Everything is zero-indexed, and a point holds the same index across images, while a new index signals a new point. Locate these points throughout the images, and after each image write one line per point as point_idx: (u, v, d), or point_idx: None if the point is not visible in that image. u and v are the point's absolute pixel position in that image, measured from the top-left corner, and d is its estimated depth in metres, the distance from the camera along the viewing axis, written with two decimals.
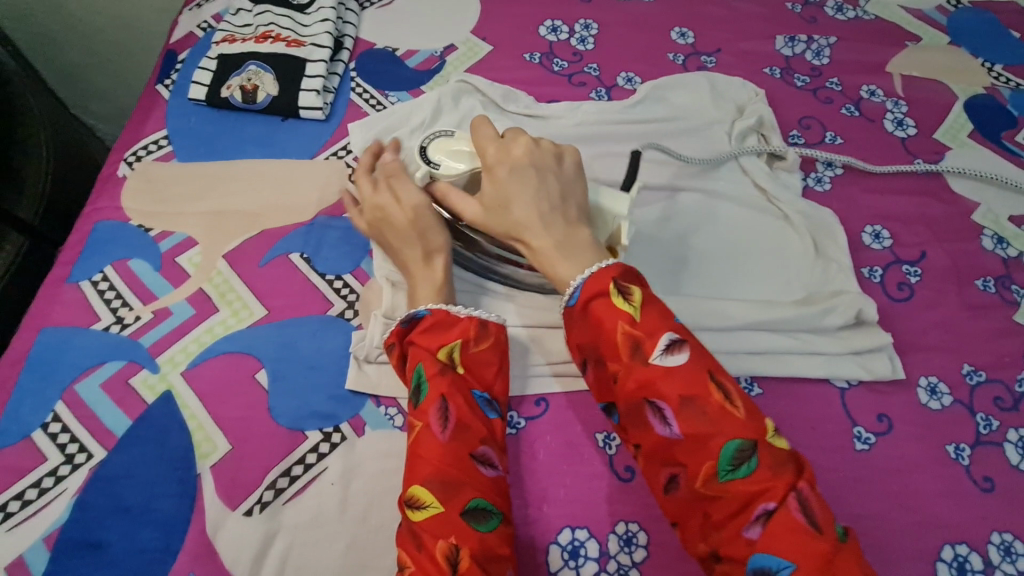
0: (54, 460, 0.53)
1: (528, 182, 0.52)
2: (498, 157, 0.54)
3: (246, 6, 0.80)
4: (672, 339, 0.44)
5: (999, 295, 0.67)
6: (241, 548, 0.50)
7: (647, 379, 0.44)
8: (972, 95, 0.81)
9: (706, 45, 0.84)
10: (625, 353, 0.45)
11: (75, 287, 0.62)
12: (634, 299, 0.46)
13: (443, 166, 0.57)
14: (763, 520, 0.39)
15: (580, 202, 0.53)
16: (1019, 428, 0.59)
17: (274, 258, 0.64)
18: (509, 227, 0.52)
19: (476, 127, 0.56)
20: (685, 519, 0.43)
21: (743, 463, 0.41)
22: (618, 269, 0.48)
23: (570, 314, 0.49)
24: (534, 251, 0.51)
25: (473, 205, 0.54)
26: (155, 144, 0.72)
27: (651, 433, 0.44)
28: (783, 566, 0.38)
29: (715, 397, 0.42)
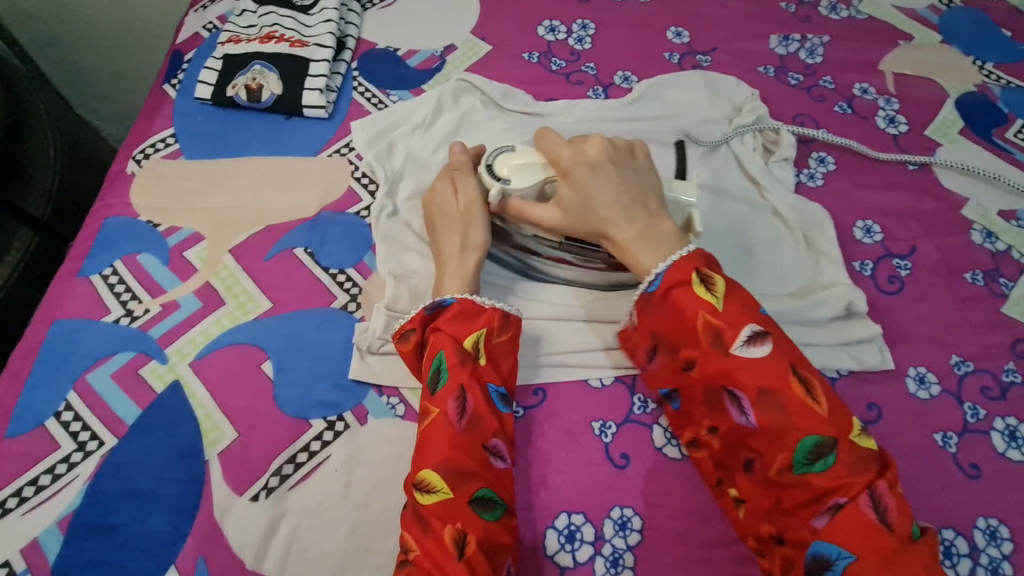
0: (67, 447, 0.55)
1: (608, 180, 0.56)
2: (573, 160, 0.57)
3: (250, 7, 0.82)
4: (754, 331, 0.48)
5: (987, 288, 0.68)
6: (248, 532, 0.52)
7: (725, 370, 0.49)
8: (963, 92, 0.83)
9: (701, 44, 0.85)
10: (707, 342, 0.50)
11: (86, 281, 0.64)
12: (717, 291, 0.50)
13: (515, 181, 0.58)
14: (832, 512, 0.44)
15: (656, 193, 0.57)
16: (1006, 417, 0.61)
17: (279, 252, 0.66)
18: (594, 225, 0.56)
19: (542, 137, 0.59)
20: (757, 499, 0.49)
21: (820, 459, 0.45)
22: (699, 260, 0.52)
23: (649, 299, 0.54)
24: (619, 246, 0.55)
25: (552, 211, 0.57)
26: (162, 142, 0.74)
27: (729, 418, 0.49)
28: (843, 555, 0.43)
29: (793, 391, 0.46)
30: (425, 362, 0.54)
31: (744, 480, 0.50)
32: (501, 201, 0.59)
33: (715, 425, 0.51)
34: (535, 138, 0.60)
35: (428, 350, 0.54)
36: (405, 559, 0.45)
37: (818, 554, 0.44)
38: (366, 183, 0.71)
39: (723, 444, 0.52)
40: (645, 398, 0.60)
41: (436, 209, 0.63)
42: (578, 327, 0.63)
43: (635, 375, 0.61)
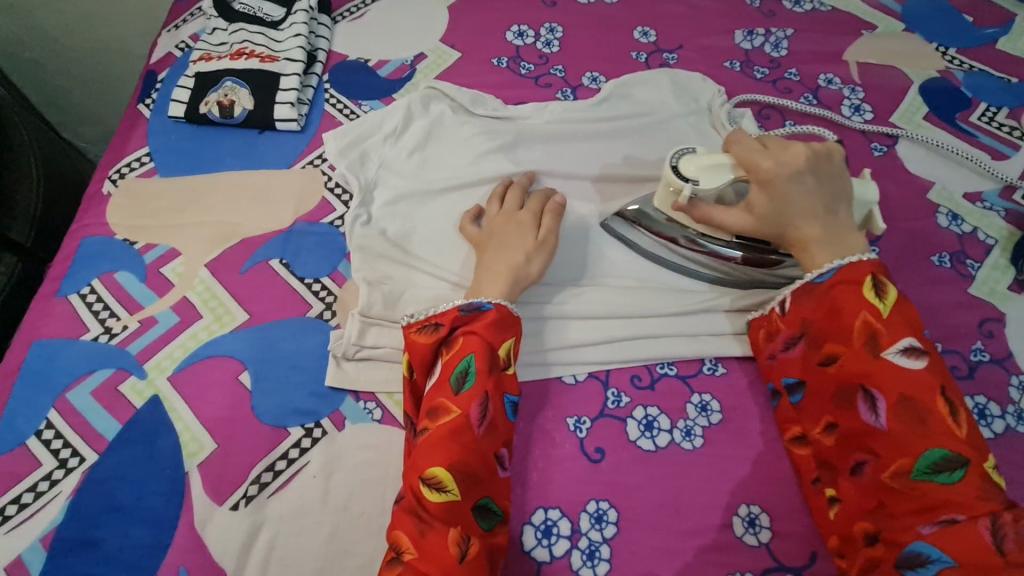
0: (48, 465, 0.56)
1: (807, 190, 0.55)
2: (775, 170, 0.55)
3: (221, 25, 0.83)
4: (911, 345, 0.50)
5: (954, 270, 0.69)
6: (229, 540, 0.53)
7: (867, 370, 0.51)
8: (927, 78, 0.84)
9: (667, 43, 0.87)
10: (861, 341, 0.52)
11: (65, 301, 0.65)
12: (887, 299, 0.52)
13: (703, 181, 0.56)
14: (943, 524, 0.45)
15: (846, 198, 0.56)
16: (975, 395, 0.61)
17: (255, 264, 0.67)
18: (781, 231, 0.56)
19: (735, 142, 0.57)
20: (858, 498, 0.50)
21: (945, 472, 0.46)
22: (874, 267, 0.53)
23: (811, 288, 0.56)
24: (803, 248, 0.56)
25: (742, 217, 0.57)
26: (137, 161, 0.75)
27: (856, 416, 0.51)
28: (942, 559, 0.44)
29: (937, 407, 0.48)
30: (448, 358, 0.54)
31: (847, 481, 0.52)
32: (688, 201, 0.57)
33: (835, 420, 0.53)
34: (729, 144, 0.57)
35: (454, 349, 0.54)
36: (397, 557, 0.47)
37: (914, 553, 0.45)
38: (339, 193, 0.72)
39: (835, 441, 0.53)
40: (618, 392, 0.61)
41: (507, 228, 0.63)
42: (550, 325, 0.64)
43: (608, 370, 0.62)
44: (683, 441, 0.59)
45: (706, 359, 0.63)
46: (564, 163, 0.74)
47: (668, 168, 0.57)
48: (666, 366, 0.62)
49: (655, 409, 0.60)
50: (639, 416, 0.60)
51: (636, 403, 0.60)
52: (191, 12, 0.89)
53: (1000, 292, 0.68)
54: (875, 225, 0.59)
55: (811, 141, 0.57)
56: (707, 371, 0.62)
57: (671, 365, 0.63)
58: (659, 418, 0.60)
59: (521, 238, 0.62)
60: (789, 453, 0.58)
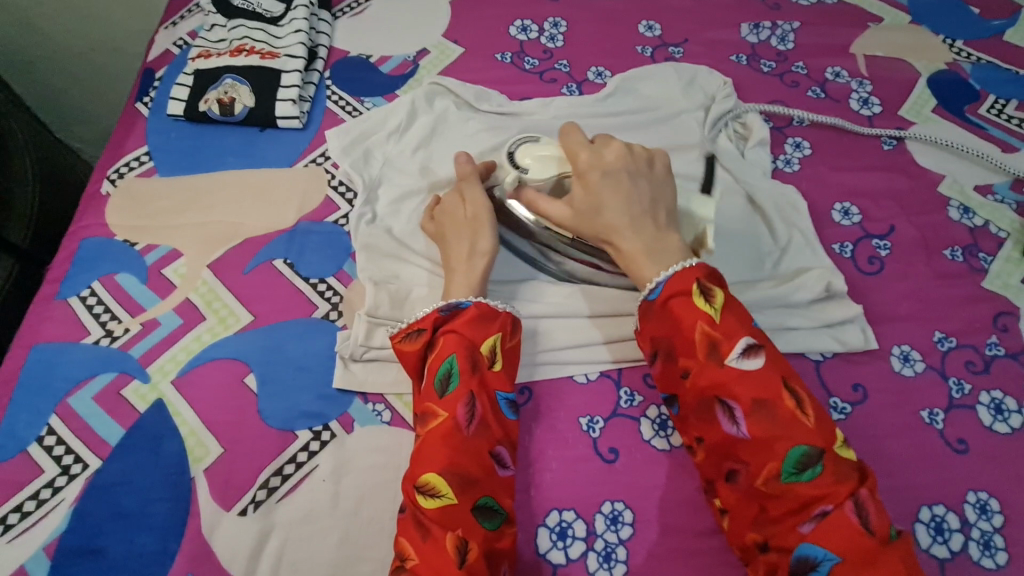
0: (50, 472, 0.55)
1: (620, 187, 0.55)
2: (591, 164, 0.56)
3: (219, 21, 0.82)
4: (748, 343, 0.48)
5: (967, 263, 0.69)
6: (237, 547, 0.52)
7: (719, 380, 0.48)
8: (935, 71, 0.83)
9: (673, 36, 0.86)
10: (703, 352, 0.48)
11: (64, 304, 0.64)
12: (716, 301, 0.49)
13: (532, 170, 0.59)
14: (818, 519, 0.43)
15: (664, 205, 0.56)
16: (991, 391, 0.61)
17: (258, 265, 0.66)
18: (600, 232, 0.55)
19: (565, 133, 0.59)
20: (740, 508, 0.48)
21: (809, 468, 0.44)
22: (702, 269, 0.51)
23: (648, 307, 0.52)
24: (618, 250, 0.54)
25: (563, 208, 0.56)
26: (136, 161, 0.73)
27: (718, 428, 0.48)
28: (828, 558, 0.42)
29: (785, 402, 0.46)
30: (432, 363, 0.53)
31: (725, 491, 0.49)
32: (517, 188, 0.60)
33: (699, 435, 0.50)
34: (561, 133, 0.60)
35: (436, 351, 0.53)
36: (401, 564, 0.45)
37: (801, 558, 0.43)
38: (343, 191, 0.71)
39: (707, 455, 0.50)
40: (631, 391, 0.60)
41: (447, 219, 0.62)
42: (558, 324, 0.63)
43: (619, 369, 0.61)
44: None
45: None
46: None
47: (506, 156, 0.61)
48: None
49: None
50: (652, 415, 0.59)
51: (649, 402, 0.60)
52: (189, 9, 0.88)
53: (1014, 285, 0.67)
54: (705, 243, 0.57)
55: (634, 146, 0.59)
56: None
57: None
58: None
59: (458, 222, 0.61)
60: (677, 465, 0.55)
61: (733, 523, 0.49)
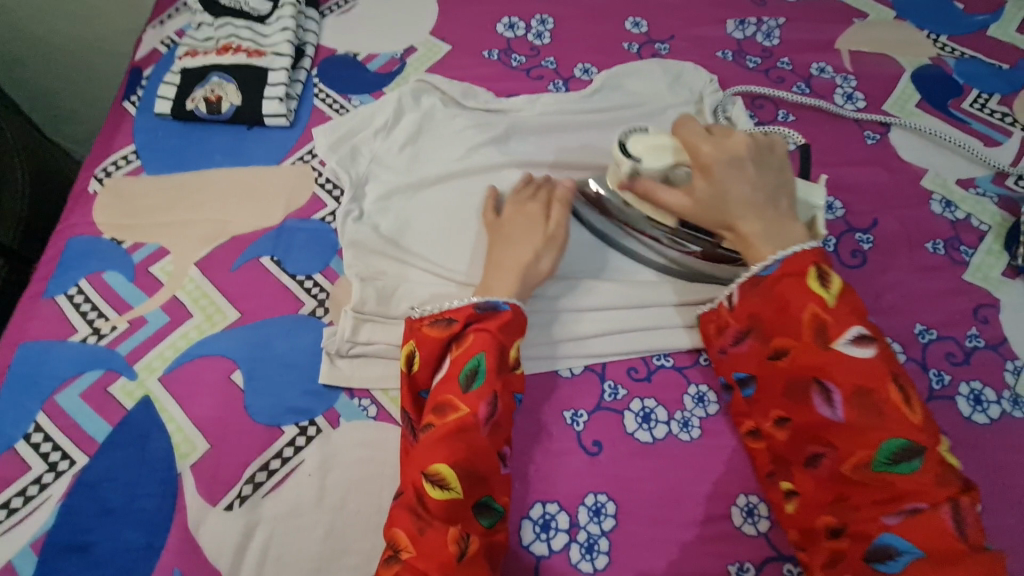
0: (38, 469, 0.55)
1: (746, 178, 0.54)
2: (715, 154, 0.55)
3: (206, 19, 0.82)
4: (860, 333, 0.49)
5: (948, 256, 0.69)
6: (223, 541, 0.52)
7: (820, 362, 0.49)
8: (919, 66, 0.84)
9: (659, 33, 0.86)
10: (810, 333, 0.50)
11: (52, 302, 0.64)
12: (832, 287, 0.51)
13: (646, 161, 0.57)
14: (906, 514, 0.45)
15: (788, 192, 0.55)
16: (970, 381, 0.62)
17: (245, 263, 0.66)
18: (722, 218, 0.55)
19: (681, 124, 0.57)
20: (821, 492, 0.50)
21: (904, 461, 0.46)
22: (818, 253, 0.52)
23: (756, 283, 0.54)
24: (743, 237, 0.54)
25: (682, 197, 0.56)
26: (124, 159, 0.74)
27: (811, 410, 0.49)
28: (910, 551, 0.44)
29: (890, 396, 0.47)
30: (458, 356, 0.54)
31: (805, 475, 0.51)
32: (631, 179, 0.58)
33: (789, 415, 0.51)
34: (674, 125, 0.58)
35: (465, 346, 0.54)
36: (395, 554, 0.46)
37: (880, 547, 0.45)
38: (330, 189, 0.71)
39: (790, 437, 0.52)
40: (615, 384, 0.61)
41: (513, 226, 0.62)
42: (545, 318, 0.63)
43: (604, 363, 0.62)
44: (681, 432, 0.58)
45: (702, 350, 0.62)
46: (560, 153, 0.73)
47: (615, 145, 0.59)
48: (662, 358, 0.62)
49: (652, 401, 0.60)
50: (636, 408, 0.59)
51: (633, 395, 0.60)
52: (176, 7, 0.88)
53: (994, 278, 0.68)
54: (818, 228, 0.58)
55: (754, 134, 0.57)
56: (704, 361, 0.62)
57: (668, 356, 0.62)
58: (657, 410, 0.59)
59: (531, 233, 0.61)
60: (745, 446, 0.57)
61: (806, 506, 0.51)
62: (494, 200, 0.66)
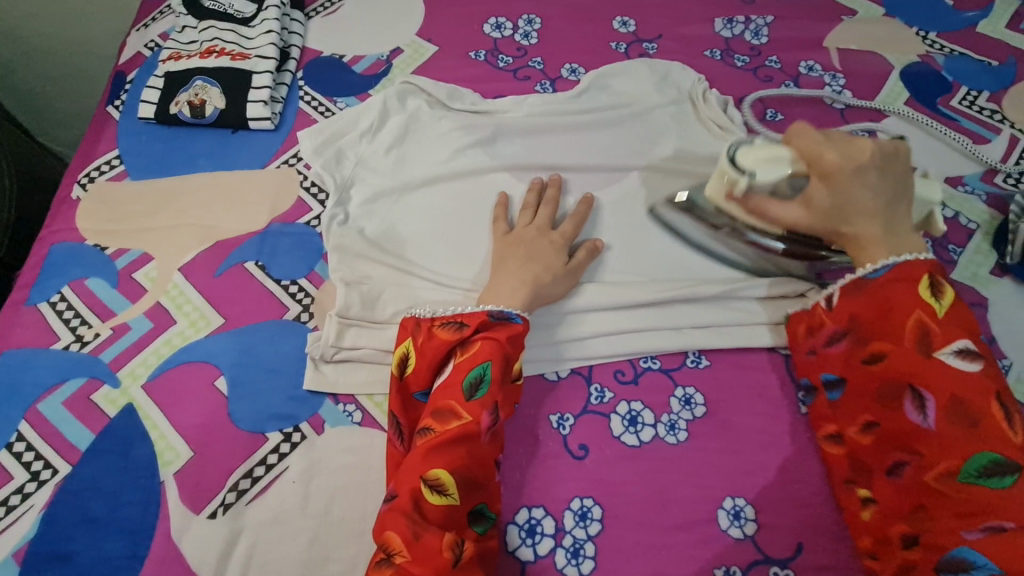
0: (20, 478, 0.55)
1: (869, 186, 0.52)
2: (840, 163, 0.52)
3: (190, 23, 0.81)
4: (967, 346, 0.47)
5: (936, 255, 0.69)
6: (206, 549, 0.52)
7: (916, 370, 0.48)
8: (908, 63, 0.83)
9: (647, 32, 0.86)
10: (912, 340, 0.49)
11: (34, 309, 0.64)
12: (945, 298, 0.49)
13: (761, 174, 0.53)
14: (988, 532, 0.43)
15: (908, 197, 0.53)
16: None
17: (229, 268, 0.66)
18: (837, 228, 0.53)
19: (797, 133, 0.54)
20: (898, 499, 0.48)
21: (995, 477, 0.43)
22: (932, 264, 0.51)
23: (860, 285, 0.53)
24: (858, 243, 0.53)
25: (798, 211, 0.53)
26: (107, 165, 0.73)
27: (901, 416, 0.49)
28: (988, 566, 0.42)
29: (990, 411, 0.45)
30: (462, 362, 0.53)
31: (882, 483, 0.50)
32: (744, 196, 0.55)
33: (877, 420, 0.51)
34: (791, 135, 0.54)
35: (471, 352, 0.53)
36: (388, 558, 0.45)
37: (955, 559, 0.43)
38: (315, 192, 0.71)
39: (874, 442, 0.51)
40: (601, 387, 0.60)
41: (527, 249, 0.62)
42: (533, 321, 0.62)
43: (590, 365, 0.61)
44: (667, 435, 0.58)
45: (689, 352, 0.62)
46: (548, 155, 0.73)
47: (727, 159, 0.55)
48: (649, 360, 0.62)
49: (638, 403, 0.59)
50: (622, 411, 0.59)
51: (620, 398, 0.60)
52: (161, 10, 0.87)
53: (982, 276, 0.68)
54: (934, 225, 0.57)
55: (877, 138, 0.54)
56: (691, 363, 0.61)
57: (654, 358, 0.62)
58: (643, 413, 0.59)
59: (545, 255, 0.61)
60: (821, 451, 0.56)
61: (879, 513, 0.50)
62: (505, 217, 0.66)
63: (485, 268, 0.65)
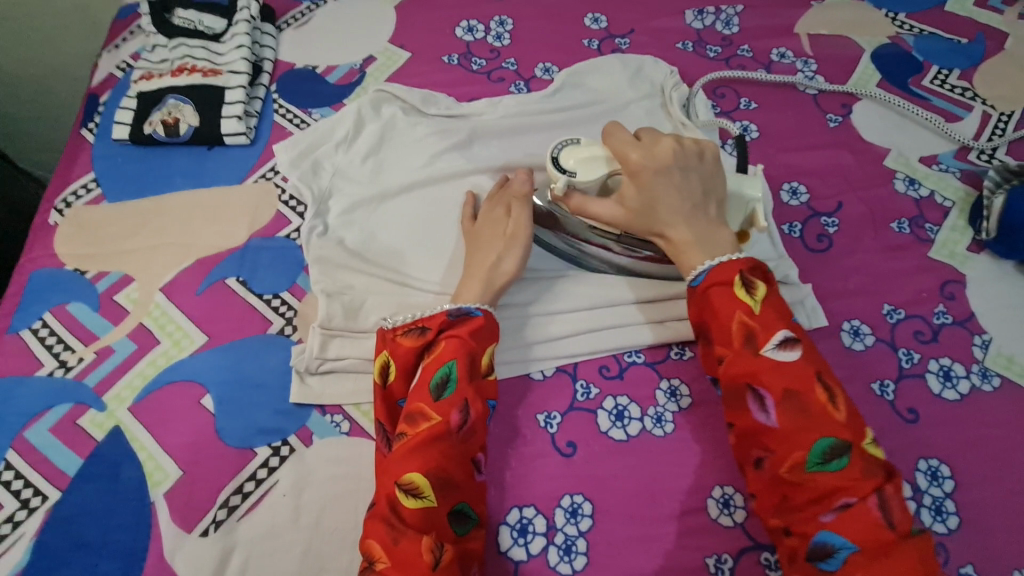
0: (10, 507, 0.54)
1: (675, 186, 0.55)
2: (643, 162, 0.55)
3: (160, 41, 0.81)
4: (785, 336, 0.49)
5: (913, 235, 0.70)
6: (199, 567, 0.52)
7: (752, 369, 0.49)
8: (878, 46, 0.84)
9: (619, 28, 0.86)
10: (739, 340, 0.50)
11: (17, 337, 0.63)
12: (758, 294, 0.51)
13: (580, 173, 0.57)
14: (839, 511, 0.44)
15: (717, 197, 0.56)
16: (939, 358, 0.62)
17: (211, 285, 0.66)
18: (653, 227, 0.55)
19: (609, 133, 0.57)
20: (762, 494, 0.48)
21: (833, 458, 0.45)
22: (745, 262, 0.52)
23: (691, 294, 0.54)
24: (675, 247, 0.55)
25: (615, 208, 0.56)
26: (84, 188, 0.73)
27: (746, 416, 0.49)
28: (846, 546, 0.43)
29: (817, 396, 0.47)
30: (429, 363, 0.53)
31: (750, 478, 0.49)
32: (567, 195, 0.57)
33: (730, 422, 0.50)
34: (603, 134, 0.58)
35: (436, 353, 0.54)
36: (372, 565, 0.45)
37: (820, 545, 0.44)
38: (294, 206, 0.71)
39: (735, 441, 0.50)
40: (587, 383, 0.61)
41: (485, 227, 0.63)
42: (516, 322, 0.63)
43: (575, 363, 0.62)
44: (654, 428, 0.58)
45: (672, 344, 0.62)
46: (524, 155, 0.73)
47: (550, 160, 0.58)
48: (633, 354, 0.62)
49: (625, 398, 0.60)
50: (609, 406, 0.59)
51: (606, 393, 0.60)
52: (132, 30, 0.87)
53: (959, 253, 0.69)
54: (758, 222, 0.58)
55: (682, 140, 0.57)
56: (675, 355, 0.62)
57: (639, 353, 0.62)
58: (630, 407, 0.59)
59: (496, 236, 0.62)
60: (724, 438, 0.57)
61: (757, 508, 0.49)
62: (470, 207, 0.66)
63: (455, 269, 0.65)
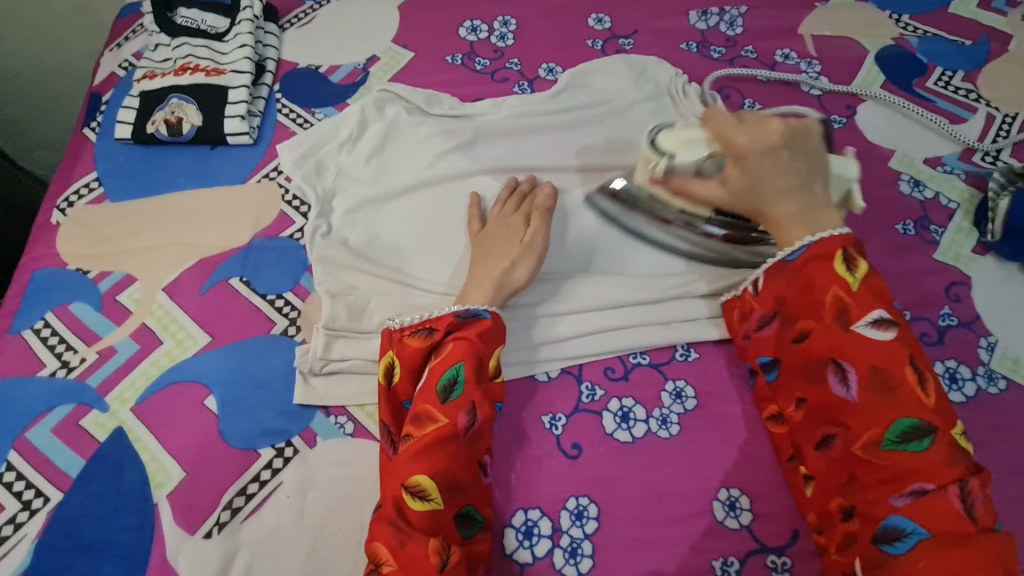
0: (12, 508, 0.54)
1: (781, 166, 0.52)
2: (751, 145, 0.52)
3: (163, 40, 0.81)
4: (881, 316, 0.48)
5: (918, 236, 0.70)
6: (203, 569, 0.52)
7: (837, 345, 0.49)
8: (882, 47, 0.84)
9: (622, 28, 0.86)
10: (831, 315, 0.50)
11: (19, 337, 0.63)
12: (858, 271, 0.49)
13: (679, 155, 0.56)
14: (913, 495, 0.44)
15: (822, 174, 0.53)
16: (945, 361, 0.62)
17: (214, 285, 0.65)
18: (756, 207, 0.53)
19: (712, 115, 0.55)
20: (833, 474, 0.50)
21: (914, 440, 0.45)
22: (847, 238, 0.51)
23: (782, 269, 0.54)
24: (778, 224, 0.53)
25: (714, 189, 0.55)
26: (86, 188, 0.73)
27: (827, 391, 0.50)
28: (917, 532, 0.44)
29: (906, 377, 0.46)
30: (437, 364, 0.53)
31: (819, 456, 0.51)
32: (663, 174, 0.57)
33: (807, 398, 0.52)
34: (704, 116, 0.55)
35: (445, 355, 0.53)
36: (378, 569, 0.45)
37: (888, 528, 0.45)
38: (297, 206, 0.71)
39: (806, 418, 0.52)
40: (592, 385, 0.60)
41: (500, 233, 0.62)
42: (520, 323, 0.62)
43: (579, 364, 0.62)
44: (659, 430, 0.58)
45: (678, 345, 0.62)
46: (529, 155, 0.73)
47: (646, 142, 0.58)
48: (638, 356, 0.62)
49: (630, 400, 0.60)
50: (615, 408, 0.59)
51: (611, 395, 0.60)
52: (134, 29, 0.87)
53: (965, 256, 0.68)
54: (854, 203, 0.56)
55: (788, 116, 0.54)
56: (680, 357, 0.62)
57: (644, 354, 0.62)
58: (635, 409, 0.59)
59: (509, 244, 0.61)
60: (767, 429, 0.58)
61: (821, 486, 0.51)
62: (477, 211, 0.66)
63: (462, 271, 0.65)
